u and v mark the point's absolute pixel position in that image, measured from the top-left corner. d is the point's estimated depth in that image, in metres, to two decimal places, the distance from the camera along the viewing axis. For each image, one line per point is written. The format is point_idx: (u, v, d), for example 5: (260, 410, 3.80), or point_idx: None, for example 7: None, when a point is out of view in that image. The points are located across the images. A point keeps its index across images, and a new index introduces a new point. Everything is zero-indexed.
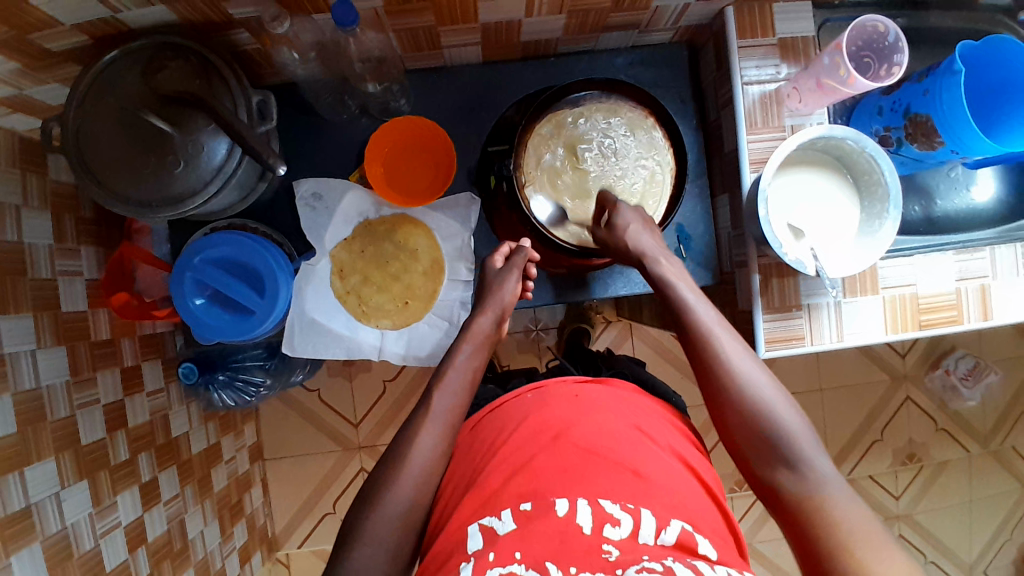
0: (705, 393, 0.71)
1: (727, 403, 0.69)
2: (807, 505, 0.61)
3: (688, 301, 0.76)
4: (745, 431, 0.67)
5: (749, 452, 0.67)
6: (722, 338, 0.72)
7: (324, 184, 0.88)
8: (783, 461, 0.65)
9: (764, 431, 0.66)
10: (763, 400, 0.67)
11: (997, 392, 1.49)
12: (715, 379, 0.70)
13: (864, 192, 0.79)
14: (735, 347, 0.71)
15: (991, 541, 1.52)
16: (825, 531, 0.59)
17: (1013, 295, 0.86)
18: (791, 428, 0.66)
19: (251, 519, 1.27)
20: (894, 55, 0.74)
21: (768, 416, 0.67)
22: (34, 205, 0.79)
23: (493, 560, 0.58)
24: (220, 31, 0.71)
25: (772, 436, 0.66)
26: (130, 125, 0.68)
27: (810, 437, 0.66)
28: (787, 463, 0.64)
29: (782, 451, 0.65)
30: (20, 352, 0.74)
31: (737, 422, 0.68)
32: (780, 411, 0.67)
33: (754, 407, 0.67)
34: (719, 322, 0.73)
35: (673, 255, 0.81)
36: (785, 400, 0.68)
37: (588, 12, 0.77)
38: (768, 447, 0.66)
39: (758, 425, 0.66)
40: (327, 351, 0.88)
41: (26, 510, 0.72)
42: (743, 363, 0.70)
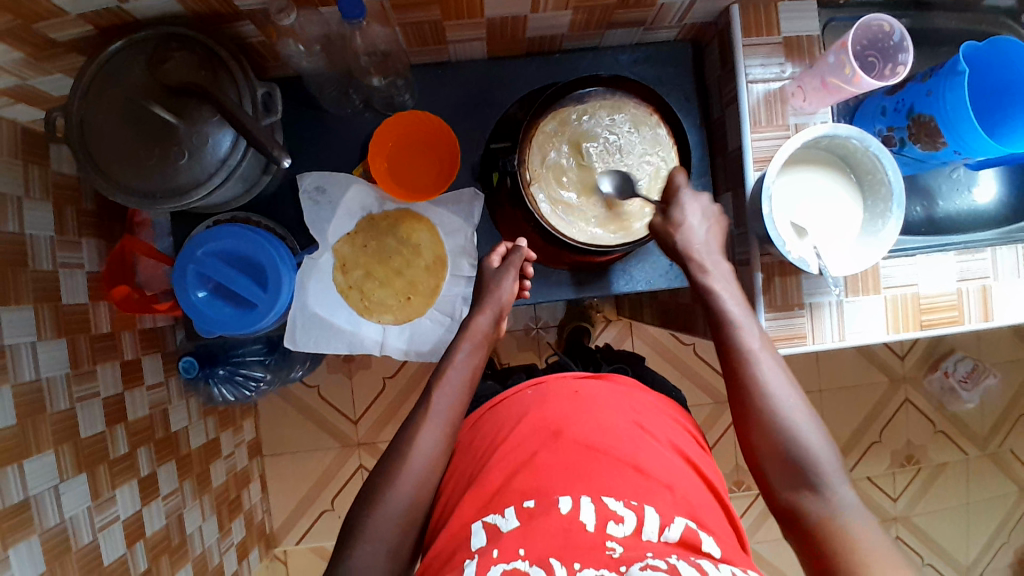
0: (736, 412, 0.71)
1: (757, 423, 0.69)
2: (827, 529, 0.62)
3: (731, 315, 0.75)
4: (771, 452, 0.67)
5: (773, 474, 0.67)
6: (759, 357, 0.71)
7: (327, 178, 0.88)
8: (807, 485, 0.64)
9: (793, 455, 0.66)
10: (795, 423, 0.67)
11: (996, 395, 1.49)
12: (748, 398, 0.70)
13: (868, 191, 0.79)
14: (772, 368, 0.71)
15: (989, 544, 1.53)
16: (845, 561, 0.59)
17: (1014, 296, 0.86)
18: (820, 454, 0.66)
19: (249, 515, 1.27)
20: (899, 54, 0.74)
21: (798, 440, 0.66)
22: (36, 196, 0.79)
23: (496, 557, 0.58)
24: (225, 23, 0.71)
25: (799, 460, 0.65)
26: (136, 116, 0.68)
27: (837, 463, 0.65)
28: (811, 488, 0.64)
29: (808, 475, 0.65)
30: (21, 344, 0.74)
31: (765, 443, 0.68)
32: (810, 436, 0.67)
33: (785, 430, 0.67)
34: (757, 340, 0.73)
35: (724, 259, 0.79)
36: (814, 425, 0.67)
37: (594, 8, 0.77)
38: (794, 470, 0.65)
39: (786, 447, 0.66)
40: (329, 346, 0.88)
41: (24, 503, 0.72)
42: (777, 384, 0.70)
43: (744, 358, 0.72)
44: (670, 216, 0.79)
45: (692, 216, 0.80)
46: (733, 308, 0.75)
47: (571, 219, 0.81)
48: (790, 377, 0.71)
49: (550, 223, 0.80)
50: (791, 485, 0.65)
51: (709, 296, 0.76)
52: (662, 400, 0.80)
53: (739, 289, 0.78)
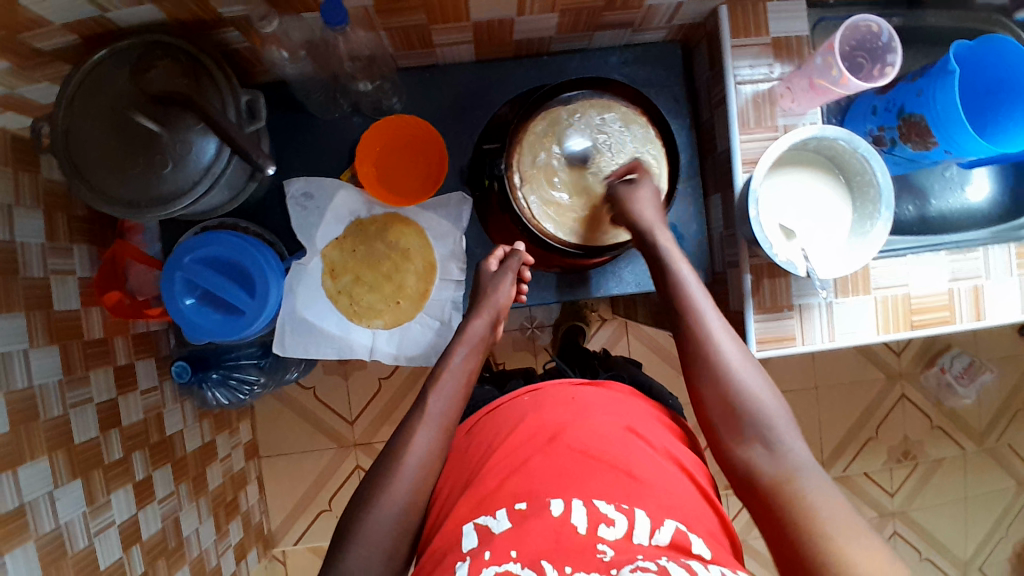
0: (686, 369, 0.72)
1: (708, 381, 0.70)
2: (780, 487, 0.62)
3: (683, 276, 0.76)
4: (719, 407, 0.68)
5: (723, 429, 0.68)
6: (708, 315, 0.72)
7: (315, 184, 0.88)
8: (755, 440, 0.65)
9: (742, 409, 0.67)
10: (742, 377, 0.68)
11: (993, 391, 1.49)
12: (698, 354, 0.71)
13: (856, 191, 0.79)
14: (721, 325, 0.72)
15: (987, 538, 1.53)
16: (800, 514, 0.59)
17: (1006, 295, 0.86)
18: (768, 408, 0.67)
19: (246, 516, 1.27)
20: (887, 54, 0.74)
21: (745, 395, 0.67)
22: (26, 204, 0.78)
23: (488, 559, 0.57)
24: (209, 30, 0.71)
25: (749, 415, 0.66)
26: (119, 126, 0.67)
27: (785, 419, 0.66)
28: (761, 441, 0.65)
29: (755, 428, 0.66)
30: (13, 352, 0.74)
31: (714, 399, 0.69)
32: (758, 391, 0.68)
33: (732, 385, 0.68)
34: (707, 300, 0.74)
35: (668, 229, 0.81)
36: (762, 380, 0.69)
37: (580, 11, 0.77)
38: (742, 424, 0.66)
39: (734, 402, 0.67)
40: (319, 351, 0.88)
41: (19, 509, 0.72)
42: (725, 341, 0.71)
43: (693, 318, 0.72)
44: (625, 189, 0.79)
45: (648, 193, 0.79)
46: (682, 269, 0.76)
47: (564, 218, 0.81)
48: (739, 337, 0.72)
49: (540, 225, 0.79)
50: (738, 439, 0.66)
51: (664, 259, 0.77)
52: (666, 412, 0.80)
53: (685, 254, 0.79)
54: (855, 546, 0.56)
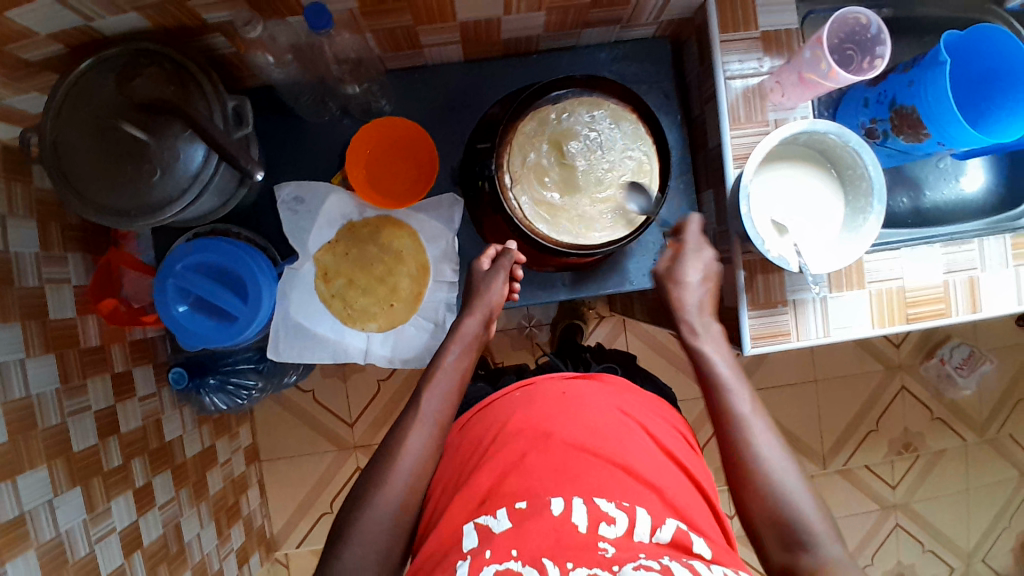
0: (727, 474, 0.71)
1: (749, 487, 0.68)
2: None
3: (722, 375, 0.76)
4: (760, 514, 0.67)
5: (765, 534, 0.66)
6: (749, 419, 0.72)
7: (305, 188, 0.88)
8: (797, 545, 0.64)
9: (783, 514, 0.66)
10: (783, 483, 0.67)
11: (993, 381, 1.49)
12: (738, 458, 0.70)
13: (848, 185, 0.78)
14: (764, 431, 0.71)
15: (990, 529, 1.52)
16: None
17: (1002, 287, 0.86)
18: (809, 515, 0.65)
19: (248, 520, 1.28)
20: (877, 47, 0.74)
21: (785, 503, 0.66)
22: (20, 215, 0.77)
23: (489, 557, 0.57)
24: (195, 36, 0.71)
25: (789, 521, 0.65)
26: (106, 136, 0.67)
27: (824, 525, 0.65)
28: (801, 545, 0.64)
29: (797, 535, 0.65)
30: (10, 362, 0.73)
31: (755, 506, 0.67)
32: (799, 497, 0.67)
33: (773, 492, 0.67)
34: (749, 404, 0.73)
35: (715, 321, 0.81)
36: (804, 486, 0.68)
37: (567, 9, 0.77)
38: (783, 532, 0.65)
39: (775, 508, 0.66)
40: (313, 356, 0.88)
41: (19, 518, 0.72)
42: (766, 444, 0.70)
43: (734, 423, 0.72)
44: (672, 269, 0.82)
45: (692, 274, 0.81)
46: (723, 369, 0.76)
47: (556, 220, 0.80)
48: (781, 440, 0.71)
49: (532, 225, 0.79)
50: (782, 547, 0.65)
51: (700, 355, 0.78)
52: (661, 406, 0.80)
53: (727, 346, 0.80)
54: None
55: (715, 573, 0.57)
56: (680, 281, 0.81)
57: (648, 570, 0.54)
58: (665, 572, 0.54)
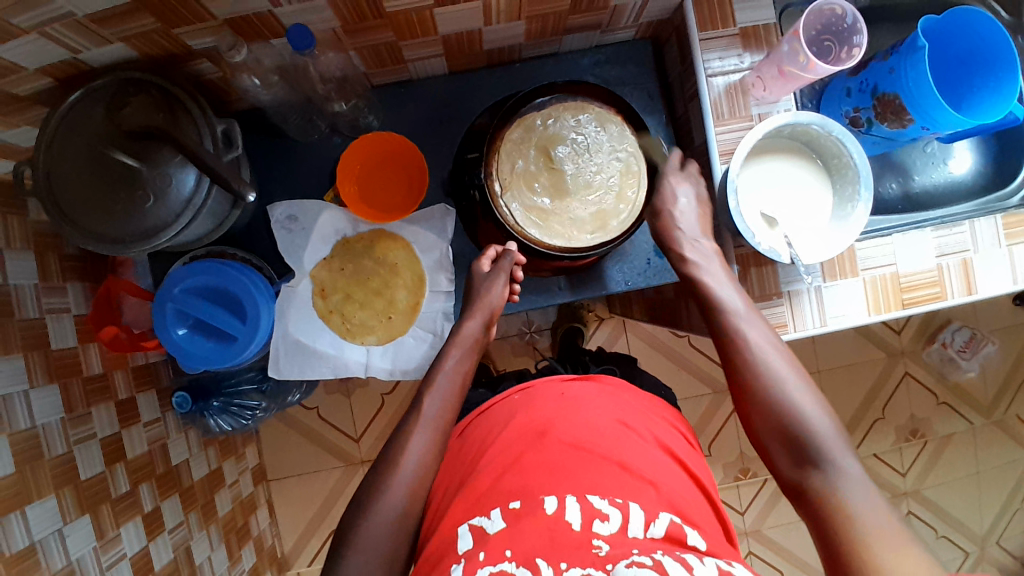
0: (737, 396, 0.72)
1: (759, 410, 0.70)
2: (830, 501, 0.63)
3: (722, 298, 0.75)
4: (772, 432, 0.68)
5: (776, 452, 0.68)
6: (757, 343, 0.72)
7: (298, 206, 0.89)
8: (809, 462, 0.65)
9: (791, 432, 0.67)
10: (792, 401, 0.68)
11: (996, 362, 1.48)
12: (749, 383, 0.71)
13: (835, 174, 0.79)
14: (767, 351, 0.72)
15: (1003, 511, 1.52)
16: (847, 532, 0.59)
17: (998, 267, 0.85)
18: (820, 432, 0.66)
19: (258, 540, 1.27)
20: (854, 35, 0.75)
21: (795, 421, 0.67)
22: (17, 247, 0.77)
23: (482, 559, 0.57)
24: (181, 63, 0.72)
25: (797, 439, 0.67)
26: (98, 165, 0.68)
27: (835, 437, 0.66)
28: (809, 460, 0.65)
29: (808, 452, 0.66)
30: (14, 394, 0.73)
31: (765, 423, 0.69)
32: (807, 408, 0.68)
33: (783, 412, 0.68)
34: (752, 325, 0.73)
35: (709, 241, 0.81)
36: (812, 401, 0.68)
37: (547, 16, 0.78)
38: (794, 449, 0.67)
39: (784, 429, 0.67)
40: (314, 372, 0.89)
41: (30, 547, 0.72)
42: (772, 364, 0.71)
43: (741, 348, 0.72)
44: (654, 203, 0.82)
45: (678, 203, 0.81)
46: (723, 293, 0.76)
47: (547, 224, 0.81)
48: (790, 358, 0.71)
49: (524, 231, 0.80)
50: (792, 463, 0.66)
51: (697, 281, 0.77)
52: (658, 403, 0.81)
53: (727, 270, 0.79)
54: (892, 554, 0.56)
55: (707, 568, 0.56)
56: (667, 211, 0.81)
57: (641, 567, 0.54)
58: (657, 568, 0.54)
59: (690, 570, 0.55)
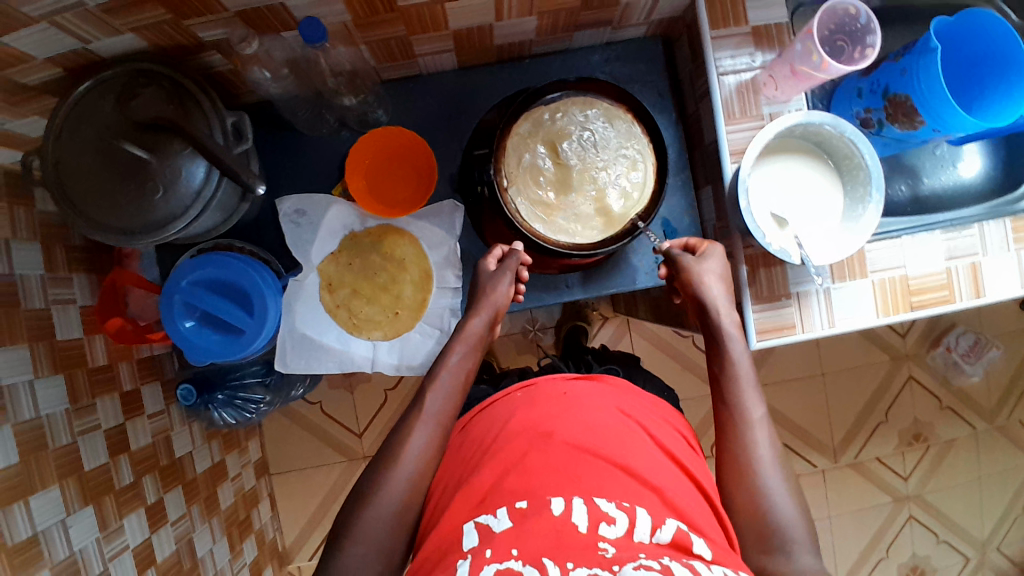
0: (721, 473, 0.71)
1: (744, 489, 0.68)
2: None
3: (738, 367, 0.74)
4: (748, 516, 0.66)
5: (745, 536, 0.66)
6: (756, 424, 0.71)
7: (307, 200, 0.89)
8: (775, 548, 0.64)
9: (768, 522, 0.65)
10: (776, 489, 0.67)
11: (1000, 367, 1.48)
12: (737, 458, 0.69)
13: (847, 176, 0.79)
14: (767, 438, 0.70)
15: (1004, 516, 1.51)
16: None
17: (1005, 271, 0.85)
18: (794, 528, 0.65)
19: (260, 534, 1.28)
20: (867, 36, 0.74)
21: (774, 510, 0.66)
22: (24, 237, 0.77)
23: (489, 556, 0.57)
24: (191, 55, 0.72)
25: (772, 528, 0.65)
26: (107, 156, 0.67)
27: (806, 536, 0.65)
28: (779, 551, 0.64)
29: (775, 539, 0.65)
30: (18, 384, 0.73)
31: (743, 505, 0.67)
32: (786, 505, 0.66)
33: (764, 499, 0.66)
34: (761, 409, 0.72)
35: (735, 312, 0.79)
36: (794, 500, 0.67)
37: (559, 12, 0.77)
38: (763, 535, 0.65)
39: (763, 517, 0.66)
40: (320, 366, 0.89)
41: (33, 538, 0.72)
42: (766, 449, 0.69)
43: (739, 423, 0.72)
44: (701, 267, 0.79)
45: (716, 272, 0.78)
46: (741, 361, 0.75)
47: (552, 219, 0.80)
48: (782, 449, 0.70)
49: (530, 226, 0.79)
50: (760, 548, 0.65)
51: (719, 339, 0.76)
52: (661, 405, 0.81)
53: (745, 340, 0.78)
54: None
55: (714, 574, 0.54)
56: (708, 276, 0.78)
57: (648, 569, 0.52)
58: (665, 571, 0.53)
59: None
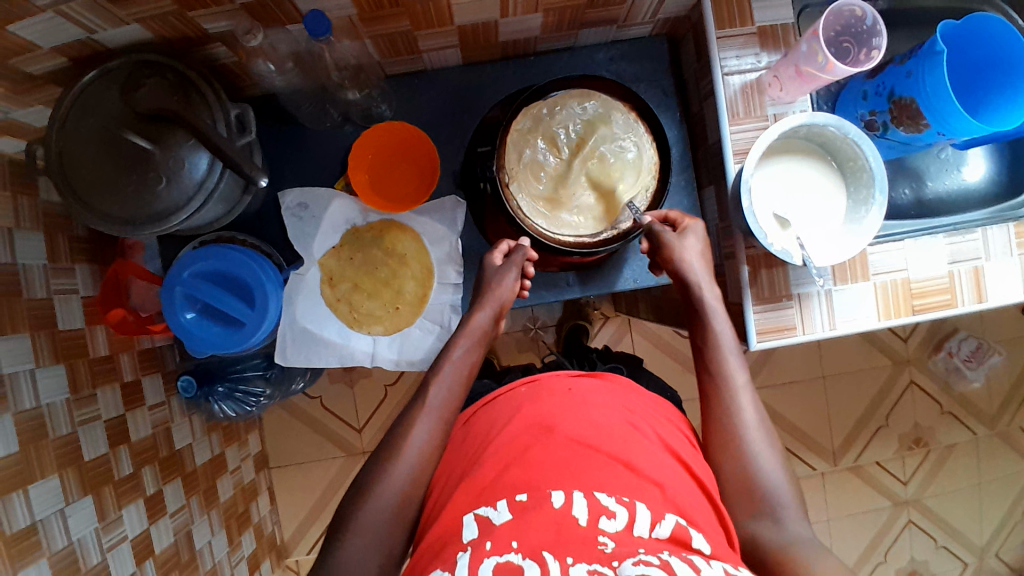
0: (708, 441, 0.74)
1: (732, 457, 0.71)
2: (783, 551, 0.63)
3: (722, 339, 0.77)
4: (736, 481, 0.69)
5: (735, 503, 0.69)
6: (740, 395, 0.74)
7: (309, 194, 0.89)
8: (764, 513, 0.67)
9: (754, 484, 0.69)
10: (761, 453, 0.70)
11: (1002, 373, 1.48)
12: (722, 427, 0.73)
13: (851, 179, 0.78)
14: (750, 406, 0.73)
15: (1003, 523, 1.51)
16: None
17: (1008, 277, 0.85)
18: (779, 489, 0.68)
19: (258, 528, 1.28)
20: (873, 38, 0.75)
21: (760, 474, 0.69)
22: (27, 226, 0.77)
23: (489, 548, 0.56)
24: (196, 46, 0.72)
25: (757, 492, 0.68)
26: (112, 146, 0.68)
27: (792, 499, 0.68)
28: (767, 513, 0.67)
29: (763, 503, 0.67)
30: (19, 373, 0.74)
31: (731, 470, 0.70)
32: (770, 468, 0.69)
33: (749, 463, 0.70)
34: (743, 379, 0.75)
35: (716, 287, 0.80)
36: (778, 464, 0.70)
37: (564, 9, 0.77)
38: (751, 500, 0.68)
39: (751, 482, 0.69)
40: (321, 360, 0.89)
41: (31, 527, 0.72)
42: (749, 416, 0.72)
43: (725, 394, 0.74)
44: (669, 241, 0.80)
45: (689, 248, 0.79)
46: (724, 336, 0.77)
47: (555, 215, 0.81)
48: (765, 413, 0.73)
49: (532, 222, 0.80)
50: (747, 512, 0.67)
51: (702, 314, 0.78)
52: (664, 405, 0.80)
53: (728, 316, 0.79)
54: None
55: (713, 570, 0.55)
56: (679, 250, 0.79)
57: (648, 566, 0.53)
58: (664, 567, 0.53)
59: (698, 571, 0.54)
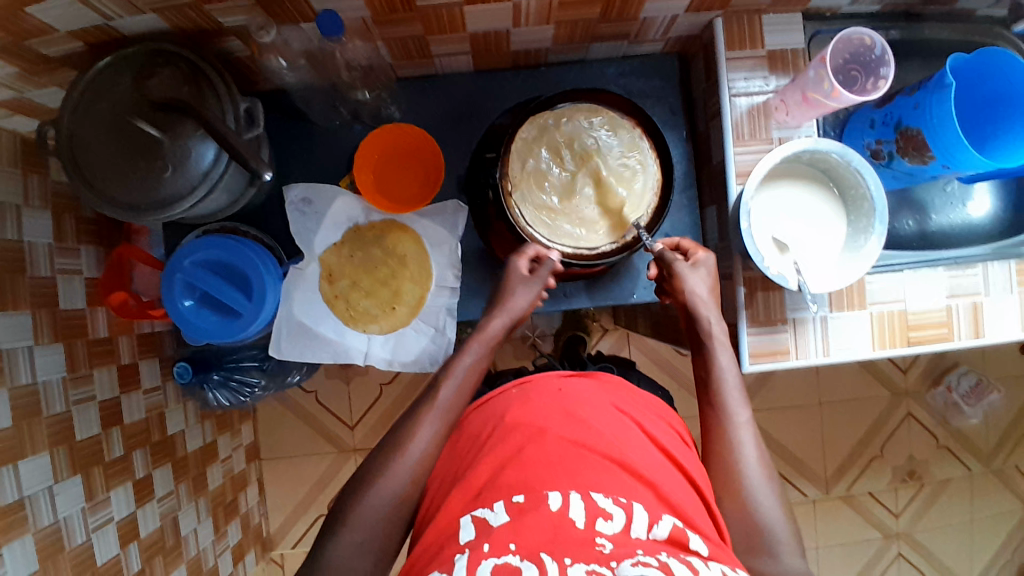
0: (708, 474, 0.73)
1: (733, 496, 0.69)
2: None
3: (723, 373, 0.76)
4: (736, 520, 0.68)
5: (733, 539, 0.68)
6: (740, 430, 0.73)
7: (314, 190, 0.90)
8: (761, 550, 0.66)
9: (754, 520, 0.67)
10: (760, 490, 0.69)
11: (1000, 410, 1.47)
12: (721, 461, 0.72)
13: (851, 207, 0.79)
14: (749, 440, 0.72)
15: (993, 562, 1.49)
16: None
17: (1006, 315, 0.85)
18: (777, 528, 0.67)
19: (245, 518, 1.28)
20: (879, 68, 0.74)
21: (757, 511, 0.68)
22: (34, 204, 0.79)
23: (487, 551, 0.56)
24: (211, 39, 0.73)
25: (756, 531, 0.67)
26: (121, 133, 0.69)
27: (788, 532, 0.67)
28: (765, 550, 0.66)
29: (762, 541, 0.66)
30: (18, 348, 0.74)
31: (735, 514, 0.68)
32: (769, 508, 0.68)
33: (748, 498, 0.68)
34: (743, 413, 0.74)
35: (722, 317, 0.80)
36: (776, 501, 0.69)
37: (576, 23, 0.78)
38: (751, 538, 0.67)
39: (753, 519, 0.67)
40: (314, 356, 0.90)
41: (19, 502, 0.73)
42: (749, 452, 0.71)
43: (725, 429, 0.73)
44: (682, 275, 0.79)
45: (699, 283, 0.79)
46: (725, 370, 0.76)
47: (556, 224, 0.81)
48: (767, 455, 0.72)
49: (534, 234, 0.80)
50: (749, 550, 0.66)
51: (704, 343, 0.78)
52: (658, 402, 0.81)
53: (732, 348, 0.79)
54: None
55: (711, 571, 0.55)
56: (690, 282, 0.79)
57: (646, 566, 0.52)
58: (663, 568, 0.53)
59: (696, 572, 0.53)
